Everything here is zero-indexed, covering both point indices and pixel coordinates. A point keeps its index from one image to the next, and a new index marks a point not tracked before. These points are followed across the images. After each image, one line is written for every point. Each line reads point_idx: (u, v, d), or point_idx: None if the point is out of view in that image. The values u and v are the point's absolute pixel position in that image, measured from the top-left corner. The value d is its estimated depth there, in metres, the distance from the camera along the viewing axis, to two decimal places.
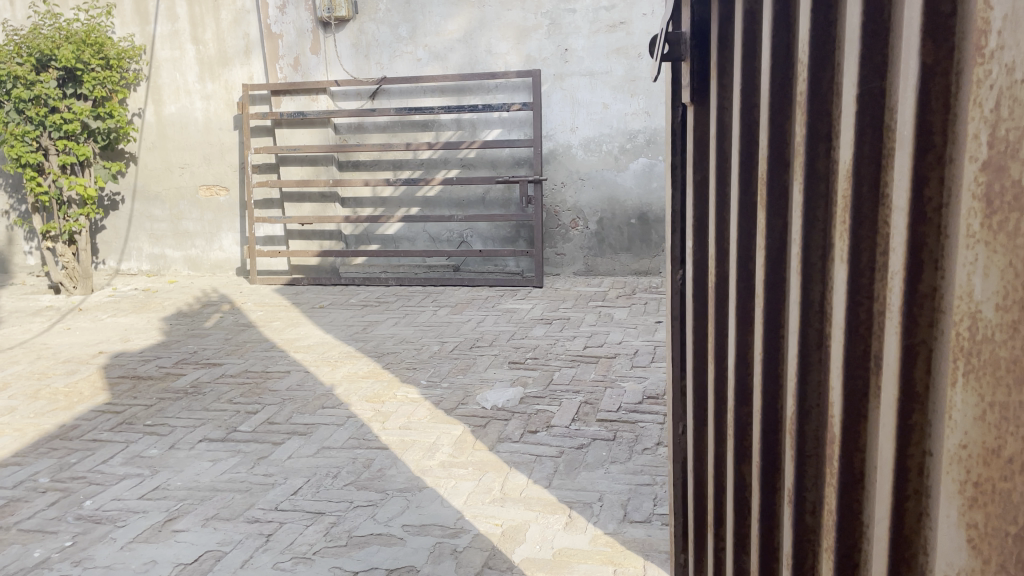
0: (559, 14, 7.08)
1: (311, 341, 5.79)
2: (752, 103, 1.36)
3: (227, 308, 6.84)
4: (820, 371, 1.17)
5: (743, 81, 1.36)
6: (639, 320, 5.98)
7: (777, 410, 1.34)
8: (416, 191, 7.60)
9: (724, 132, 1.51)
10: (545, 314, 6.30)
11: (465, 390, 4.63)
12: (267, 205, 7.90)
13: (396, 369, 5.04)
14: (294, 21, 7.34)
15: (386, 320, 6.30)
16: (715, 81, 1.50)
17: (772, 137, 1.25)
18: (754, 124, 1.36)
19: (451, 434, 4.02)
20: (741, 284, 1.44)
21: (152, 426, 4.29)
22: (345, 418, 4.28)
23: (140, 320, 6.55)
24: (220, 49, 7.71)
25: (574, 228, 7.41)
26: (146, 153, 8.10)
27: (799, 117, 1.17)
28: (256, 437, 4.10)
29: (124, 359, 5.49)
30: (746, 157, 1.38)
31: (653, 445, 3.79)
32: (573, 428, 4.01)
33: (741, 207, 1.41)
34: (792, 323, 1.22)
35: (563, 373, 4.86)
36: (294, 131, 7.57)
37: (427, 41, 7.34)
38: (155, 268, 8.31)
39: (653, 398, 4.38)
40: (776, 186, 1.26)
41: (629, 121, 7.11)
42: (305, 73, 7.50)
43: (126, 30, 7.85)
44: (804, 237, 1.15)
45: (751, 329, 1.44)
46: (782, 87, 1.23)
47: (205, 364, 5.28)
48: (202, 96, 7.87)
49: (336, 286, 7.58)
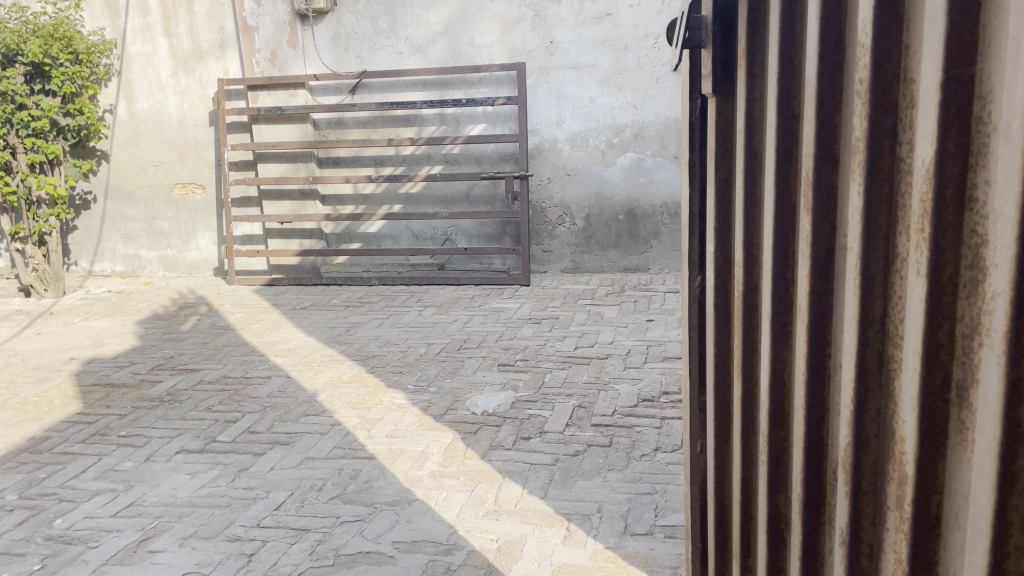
0: (544, 6, 6.91)
1: (293, 343, 5.61)
2: (791, 94, 1.22)
3: (204, 310, 6.62)
4: (880, 398, 1.04)
5: (781, 68, 1.22)
6: (630, 319, 5.86)
7: (822, 437, 1.20)
8: (399, 188, 7.41)
9: (755, 127, 1.37)
10: (533, 313, 6.16)
11: (454, 394, 4.47)
12: (245, 203, 7.70)
13: (382, 373, 4.87)
14: (272, 14, 7.20)
15: (370, 321, 6.12)
16: (744, 69, 1.36)
17: (819, 129, 1.11)
18: (793, 116, 1.22)
19: (441, 442, 3.86)
20: (777, 294, 1.30)
21: (127, 437, 4.09)
22: (329, 426, 4.10)
23: (114, 324, 6.31)
24: (194, 43, 7.46)
25: (560, 225, 7.26)
26: (119, 151, 7.85)
27: (855, 108, 1.03)
28: (236, 447, 3.92)
29: (96, 365, 5.27)
30: (785, 153, 1.24)
31: (651, 450, 3.65)
32: (568, 434, 3.87)
33: (778, 210, 1.27)
34: (847, 342, 1.08)
35: (554, 375, 4.72)
36: (271, 127, 7.34)
37: (408, 34, 7.14)
38: (129, 269, 8.07)
39: (648, 400, 4.25)
40: (823, 186, 1.12)
41: (616, 115, 6.98)
42: (283, 67, 7.33)
43: (95, 24, 7.58)
44: (865, 245, 1.01)
45: (789, 345, 1.30)
46: (831, 74, 1.09)
47: (182, 370, 5.08)
48: (176, 91, 7.62)
49: (316, 286, 7.39)
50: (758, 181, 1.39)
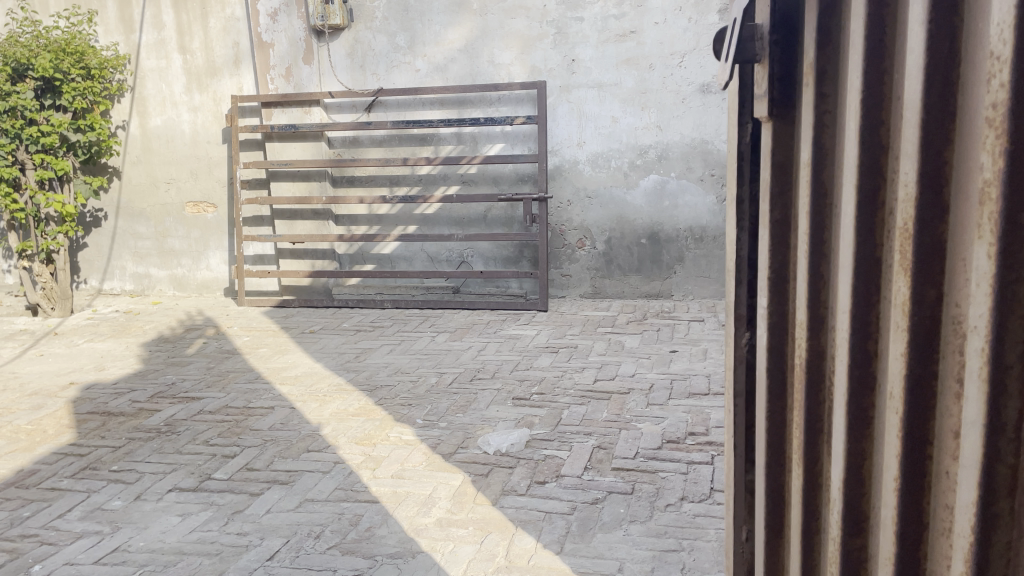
0: (565, 23, 6.70)
1: (299, 370, 5.37)
2: (877, 120, 0.97)
3: (212, 333, 6.41)
4: (1015, 527, 0.79)
5: (864, 87, 0.97)
6: (653, 350, 5.58)
7: (918, 558, 0.95)
8: (414, 209, 7.19)
9: (824, 161, 1.12)
10: (551, 342, 5.89)
11: (465, 431, 4.20)
12: (257, 222, 7.51)
13: (390, 406, 4.61)
14: (287, 30, 7.00)
15: (381, 347, 5.87)
16: (811, 88, 1.11)
17: (925, 167, 0.87)
18: (880, 149, 0.98)
19: (450, 484, 3.60)
20: (854, 369, 1.04)
21: (118, 473, 3.86)
22: (332, 464, 3.85)
23: (118, 346, 6.12)
24: (209, 58, 7.31)
25: (580, 248, 7.01)
26: (131, 167, 7.69)
27: (983, 145, 0.79)
28: (232, 486, 3.67)
29: (95, 392, 5.05)
30: (868, 194, 0.99)
31: (677, 500, 3.36)
32: (586, 479, 3.59)
33: (857, 264, 1.02)
34: (965, 448, 0.83)
35: (572, 411, 4.43)
36: (285, 145, 7.17)
37: (426, 51, 6.94)
38: (139, 288, 7.90)
39: (674, 442, 3.96)
40: (930, 241, 0.88)
41: (639, 135, 6.74)
42: (298, 84, 7.13)
43: (109, 39, 7.45)
44: (997, 325, 0.77)
45: (870, 434, 1.05)
46: (943, 96, 0.84)
47: (183, 399, 4.85)
48: (190, 108, 7.47)
49: (328, 309, 7.16)
50: (828, 226, 1.14)
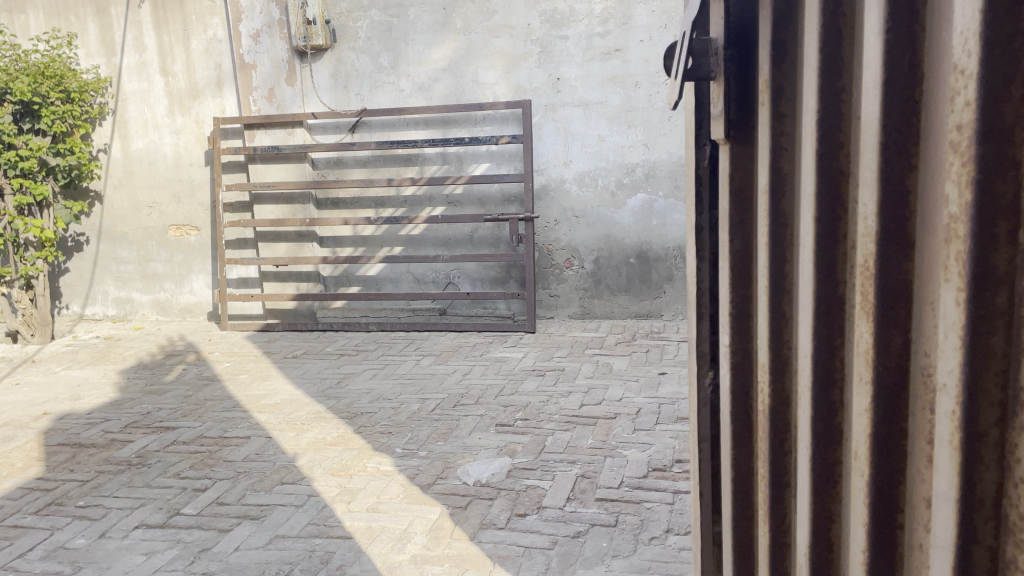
0: (550, 41, 6.63)
1: (279, 398, 5.24)
2: (836, 143, 0.87)
3: (192, 359, 6.28)
4: None
5: (820, 106, 0.87)
6: (641, 372, 5.45)
7: None
8: (399, 230, 7.09)
9: (783, 188, 1.01)
10: (537, 365, 5.76)
11: (445, 460, 4.07)
12: (240, 245, 7.39)
13: (370, 435, 4.48)
14: (270, 51, 6.90)
15: (364, 372, 5.74)
16: (766, 108, 1.01)
17: (885, 198, 0.76)
18: (839, 175, 0.87)
19: (427, 518, 3.46)
20: (817, 422, 0.93)
21: (84, 509, 3.73)
22: (306, 497, 3.72)
23: (96, 374, 5.99)
24: (191, 81, 7.23)
25: (568, 268, 6.91)
26: (112, 191, 7.60)
27: (947, 174, 0.68)
28: (200, 522, 3.53)
29: (68, 422, 4.92)
30: (828, 225, 0.89)
31: (662, 532, 3.23)
32: (568, 511, 3.45)
33: (818, 304, 0.91)
34: (937, 521, 0.72)
35: (556, 438, 4.31)
36: (268, 166, 7.08)
37: (410, 71, 6.87)
38: (121, 313, 7.77)
39: (660, 470, 3.83)
40: (892, 281, 0.77)
41: (626, 154, 6.65)
42: (281, 106, 7.01)
43: (91, 62, 7.42)
44: (967, 384, 0.66)
45: (837, 493, 0.94)
46: (905, 115, 0.74)
47: (157, 429, 4.72)
48: (172, 131, 7.38)
49: (312, 333, 7.04)
50: (788, 259, 1.03)
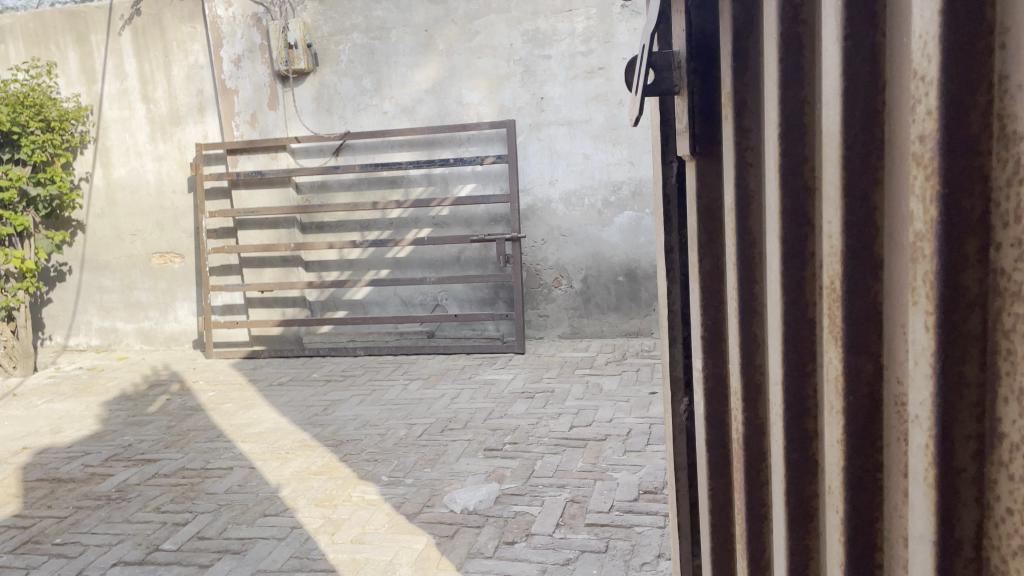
0: (533, 61, 6.62)
1: (264, 427, 5.15)
2: (799, 157, 0.82)
3: (176, 389, 6.18)
4: None
5: (781, 119, 0.81)
6: (631, 392, 5.38)
7: None
8: (385, 252, 7.02)
9: (749, 205, 0.96)
10: (526, 386, 5.68)
11: (431, 487, 3.99)
12: (225, 271, 7.32)
13: (355, 463, 4.39)
14: (251, 76, 6.96)
15: (350, 398, 5.65)
16: (730, 122, 0.96)
17: (849, 215, 0.71)
18: (804, 190, 0.82)
19: (413, 548, 3.37)
20: (791, 453, 0.87)
21: (60, 547, 3.62)
22: (289, 530, 3.62)
23: (78, 406, 5.88)
24: (172, 107, 7.20)
25: (557, 288, 6.85)
26: (95, 220, 7.54)
27: (914, 188, 0.63)
28: (180, 558, 3.42)
29: (47, 457, 4.82)
30: (793, 243, 0.83)
31: (653, 557, 3.15)
32: (558, 537, 3.37)
33: (787, 328, 0.85)
34: (915, 562, 0.66)
35: (545, 462, 4.23)
36: (252, 192, 7.04)
37: (393, 93, 6.84)
38: (105, 342, 7.68)
39: (651, 493, 3.76)
40: (862, 303, 0.71)
41: (612, 171, 6.63)
42: (263, 130, 7.02)
43: (71, 90, 7.37)
44: (941, 417, 0.61)
45: (814, 528, 0.87)
46: (866, 124, 0.68)
47: (138, 462, 4.62)
48: (154, 157, 7.33)
49: (298, 359, 6.95)
50: (758, 279, 0.97)
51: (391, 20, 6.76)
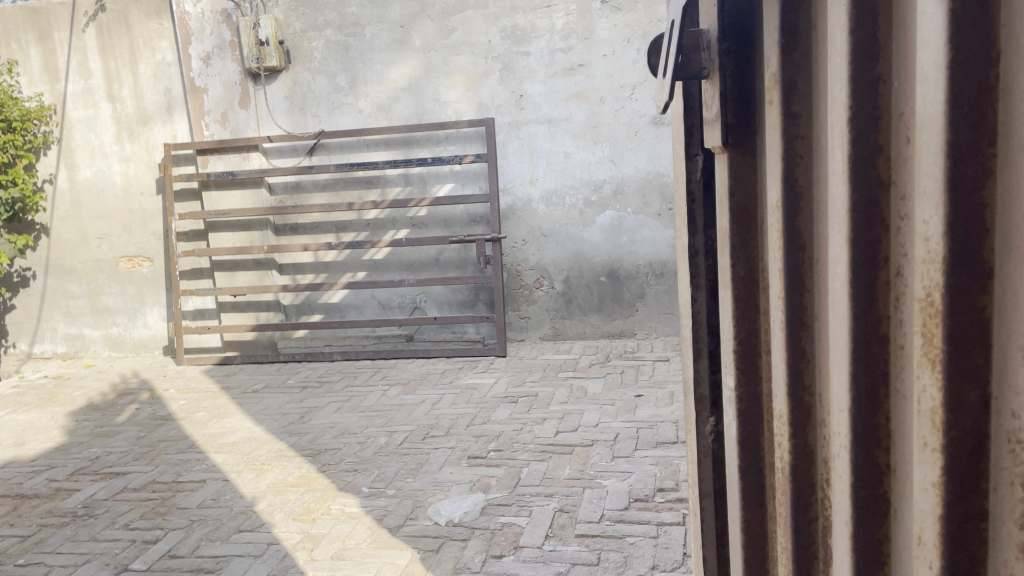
0: (512, 58, 6.50)
1: (238, 436, 4.96)
2: (874, 145, 0.70)
3: (145, 398, 5.96)
4: None
5: (852, 100, 0.70)
6: (617, 395, 5.28)
7: None
8: (362, 255, 6.86)
9: (799, 202, 0.84)
10: (509, 391, 5.55)
11: (414, 498, 3.84)
12: (196, 275, 7.10)
13: (334, 474, 4.23)
14: (221, 74, 6.75)
15: (328, 405, 5.48)
16: (775, 107, 0.83)
17: (953, 212, 0.62)
18: (880, 183, 0.70)
19: (396, 565, 3.22)
20: (859, 490, 0.75)
21: (23, 568, 3.41)
22: (265, 547, 3.45)
23: (42, 417, 5.65)
24: (140, 107, 6.98)
25: (538, 289, 6.72)
26: (59, 224, 7.28)
27: None
28: None
29: (10, 471, 4.60)
30: (865, 247, 0.72)
31: (647, 569, 3.04)
32: (547, 549, 3.24)
33: (856, 346, 0.73)
34: None
35: (532, 470, 4.11)
36: (223, 193, 6.82)
37: (369, 91, 6.67)
38: (71, 350, 7.43)
39: (642, 501, 3.64)
40: (965, 313, 0.62)
41: (594, 170, 6.53)
42: (235, 130, 6.83)
43: (33, 89, 7.11)
44: None
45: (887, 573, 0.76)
46: (978, 102, 0.60)
47: (106, 475, 4.42)
48: (121, 158, 7.09)
49: (273, 364, 6.78)
50: (808, 288, 0.85)
51: (365, 16, 6.59)
